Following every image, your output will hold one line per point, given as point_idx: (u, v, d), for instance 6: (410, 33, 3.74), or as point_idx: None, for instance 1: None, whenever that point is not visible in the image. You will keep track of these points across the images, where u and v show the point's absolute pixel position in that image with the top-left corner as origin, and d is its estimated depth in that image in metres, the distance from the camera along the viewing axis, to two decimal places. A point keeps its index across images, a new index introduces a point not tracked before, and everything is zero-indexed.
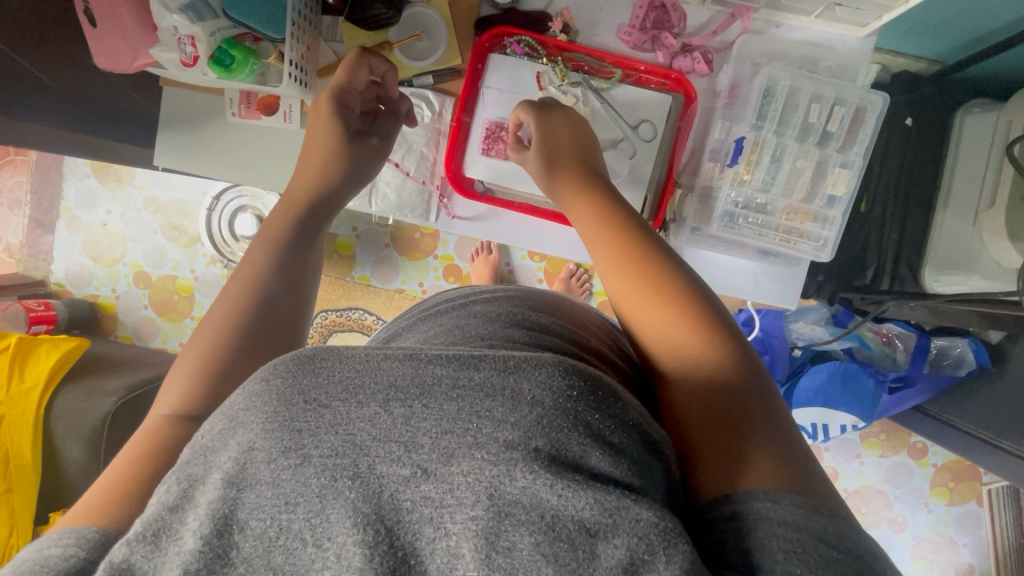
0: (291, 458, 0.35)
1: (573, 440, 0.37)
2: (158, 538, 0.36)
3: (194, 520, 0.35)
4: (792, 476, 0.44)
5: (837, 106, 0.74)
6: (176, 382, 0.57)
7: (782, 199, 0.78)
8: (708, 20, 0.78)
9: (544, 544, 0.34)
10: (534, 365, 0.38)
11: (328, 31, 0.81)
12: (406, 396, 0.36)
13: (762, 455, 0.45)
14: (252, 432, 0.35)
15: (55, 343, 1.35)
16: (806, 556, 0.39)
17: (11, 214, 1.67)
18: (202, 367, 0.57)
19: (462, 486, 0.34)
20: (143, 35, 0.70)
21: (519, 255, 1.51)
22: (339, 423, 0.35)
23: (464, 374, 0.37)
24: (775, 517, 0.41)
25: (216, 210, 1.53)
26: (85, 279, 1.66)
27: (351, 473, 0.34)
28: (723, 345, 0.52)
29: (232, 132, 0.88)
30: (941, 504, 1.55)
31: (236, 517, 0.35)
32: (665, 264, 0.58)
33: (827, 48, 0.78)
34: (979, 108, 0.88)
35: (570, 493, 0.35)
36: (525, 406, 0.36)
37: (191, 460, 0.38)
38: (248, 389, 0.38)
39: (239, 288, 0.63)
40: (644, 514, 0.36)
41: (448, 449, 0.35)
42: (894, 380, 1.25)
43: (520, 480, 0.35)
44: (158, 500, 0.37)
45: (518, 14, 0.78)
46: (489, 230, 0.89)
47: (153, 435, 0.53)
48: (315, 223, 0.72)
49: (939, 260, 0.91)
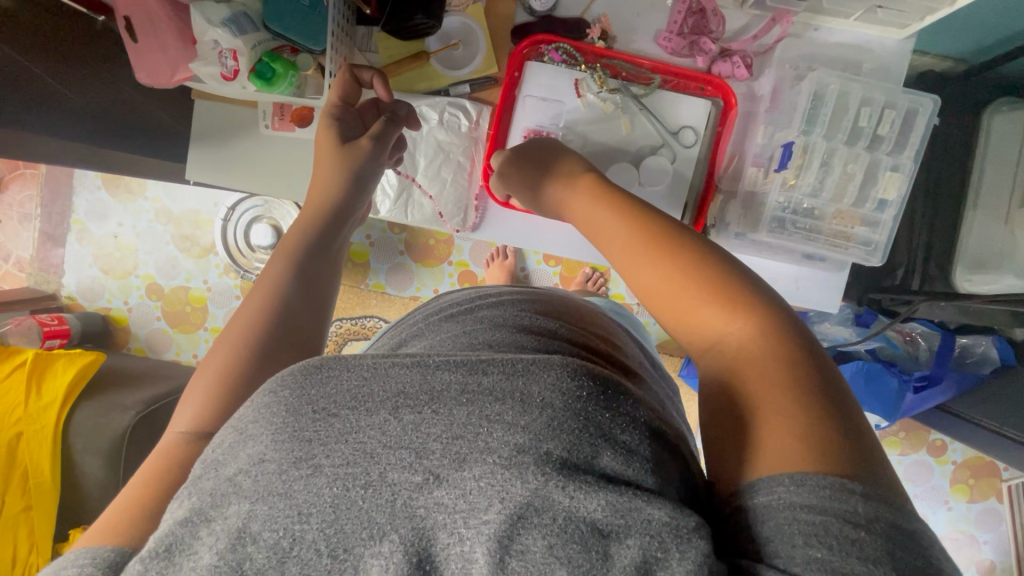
0: (303, 469, 0.33)
1: (584, 442, 0.34)
2: (171, 554, 0.34)
3: (209, 536, 0.34)
4: (818, 449, 0.39)
5: (887, 109, 0.74)
6: (193, 400, 0.55)
7: (832, 203, 0.78)
8: (747, 24, 0.78)
9: (557, 547, 0.32)
10: (541, 366, 0.36)
11: (362, 41, 0.80)
12: (416, 403, 0.35)
13: (783, 428, 0.40)
14: (261, 445, 0.35)
15: (71, 358, 1.33)
16: (828, 539, 0.35)
17: (21, 228, 1.66)
18: (217, 383, 0.55)
19: (474, 491, 0.33)
20: (185, 51, 0.71)
21: (534, 260, 1.50)
22: (349, 431, 0.34)
23: (473, 379, 0.36)
24: (798, 502, 0.37)
25: (231, 220, 1.53)
26: (97, 292, 1.64)
27: (362, 482, 0.33)
28: (760, 318, 0.47)
29: (265, 143, 0.88)
30: (962, 502, 1.54)
31: (249, 529, 0.33)
32: (683, 240, 0.54)
33: (866, 50, 0.78)
34: (1007, 106, 0.88)
35: (582, 494, 0.33)
36: (535, 409, 0.35)
37: (201, 476, 0.37)
38: (257, 402, 0.37)
39: (258, 300, 0.61)
40: (658, 513, 0.33)
41: (459, 455, 0.34)
42: (919, 380, 1.22)
43: (531, 483, 0.33)
44: (171, 516, 0.36)
45: (555, 21, 0.78)
46: (526, 238, 0.89)
47: (168, 453, 0.52)
48: (331, 238, 0.69)
49: (969, 259, 0.91)
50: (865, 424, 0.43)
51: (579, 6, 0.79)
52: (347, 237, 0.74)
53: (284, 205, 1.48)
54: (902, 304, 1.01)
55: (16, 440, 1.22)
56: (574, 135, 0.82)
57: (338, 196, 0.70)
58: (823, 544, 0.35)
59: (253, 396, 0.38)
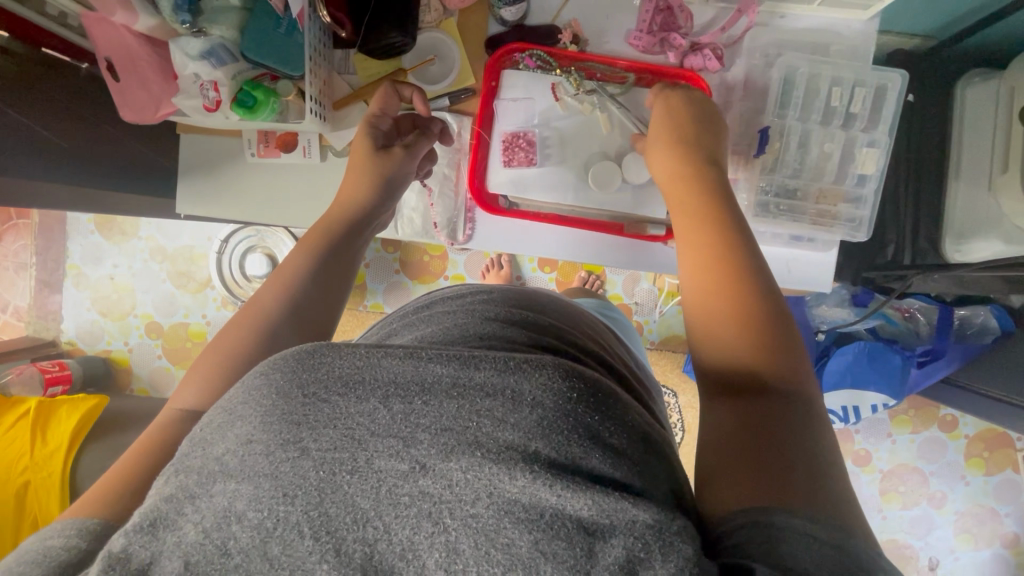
0: (291, 451, 0.33)
1: (574, 442, 0.35)
2: (155, 528, 0.34)
3: (195, 513, 0.34)
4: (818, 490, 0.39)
5: (857, 88, 0.76)
6: (195, 381, 0.56)
7: (814, 182, 0.80)
8: (714, 17, 0.80)
9: (543, 543, 0.32)
10: (534, 365, 0.36)
11: (340, 64, 0.82)
12: (406, 393, 0.35)
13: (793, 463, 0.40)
14: (249, 426, 0.35)
15: (74, 403, 1.33)
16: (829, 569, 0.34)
17: (17, 278, 1.66)
18: (214, 369, 0.56)
19: (461, 483, 0.33)
20: (164, 85, 0.74)
21: (529, 267, 1.50)
22: (338, 417, 0.34)
23: (465, 373, 0.35)
24: (800, 532, 0.36)
25: (226, 252, 1.54)
26: (96, 335, 1.64)
27: (349, 468, 0.33)
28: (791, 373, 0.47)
29: (252, 170, 0.89)
30: (978, 475, 1.53)
31: (235, 509, 0.33)
32: (750, 268, 0.52)
33: (834, 33, 0.79)
34: (979, 77, 0.89)
35: (570, 493, 0.33)
36: (526, 407, 0.34)
37: (188, 452, 0.37)
38: (247, 384, 0.38)
39: (249, 317, 0.60)
40: (642, 515, 0.34)
41: (447, 445, 0.34)
42: (923, 354, 1.23)
43: (519, 480, 0.33)
44: (155, 492, 0.36)
45: (527, 30, 0.80)
46: (515, 242, 0.89)
47: (163, 432, 0.52)
48: (348, 247, 0.70)
49: (956, 229, 0.92)
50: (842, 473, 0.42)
51: (548, 15, 0.81)
52: (362, 250, 0.74)
53: (277, 234, 1.49)
54: (896, 279, 1.03)
55: (24, 490, 1.21)
56: (552, 131, 0.82)
57: (359, 205, 0.72)
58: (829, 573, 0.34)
59: (244, 375, 0.38)
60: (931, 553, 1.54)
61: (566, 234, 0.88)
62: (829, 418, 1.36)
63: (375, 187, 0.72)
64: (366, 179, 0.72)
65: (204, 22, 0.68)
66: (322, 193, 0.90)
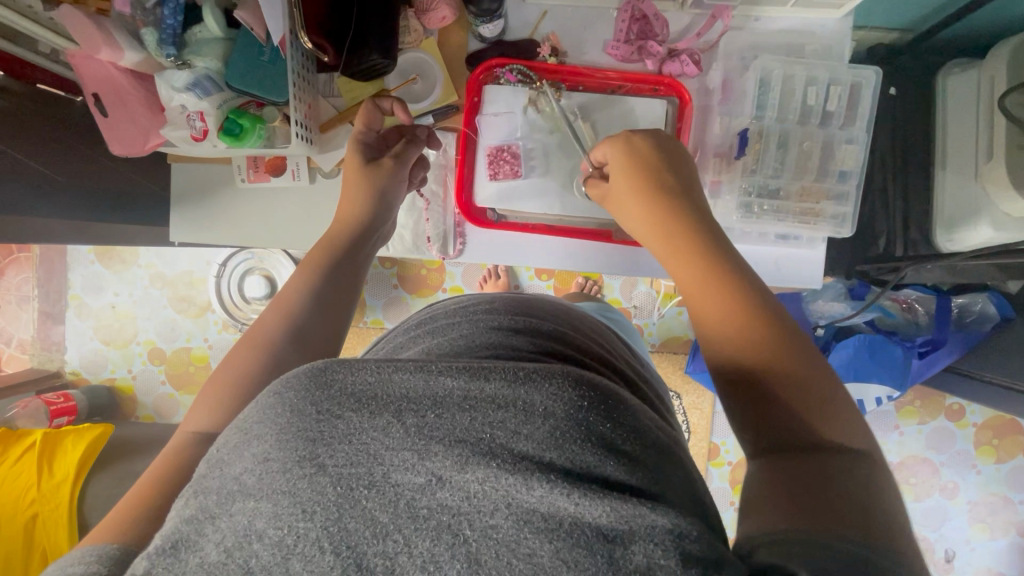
0: (307, 468, 0.33)
1: (587, 450, 0.35)
2: (177, 550, 0.34)
3: (216, 533, 0.34)
4: (842, 508, 0.39)
5: (832, 86, 0.77)
6: (207, 406, 0.56)
7: (795, 180, 0.80)
8: (690, 23, 0.81)
9: (563, 551, 0.32)
10: (544, 374, 0.36)
11: (325, 87, 0.83)
12: (419, 407, 0.35)
13: (805, 480, 0.41)
14: (265, 444, 0.35)
15: (80, 433, 1.35)
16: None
17: (21, 311, 1.68)
18: (223, 394, 0.56)
19: (478, 494, 0.33)
20: (151, 117, 0.76)
21: (527, 276, 1.51)
22: (353, 433, 0.34)
23: (475, 385, 0.36)
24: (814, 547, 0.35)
25: (224, 275, 1.54)
26: (100, 364, 1.65)
27: (367, 483, 0.33)
28: (789, 339, 0.49)
29: (243, 195, 0.91)
30: (990, 463, 1.52)
31: (255, 527, 0.33)
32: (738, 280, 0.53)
33: (809, 33, 0.80)
34: (959, 68, 0.90)
35: (586, 500, 0.33)
36: (537, 418, 0.35)
37: (206, 473, 0.37)
38: (261, 403, 0.38)
39: (252, 344, 0.61)
40: (660, 519, 0.34)
41: (463, 457, 0.34)
42: (924, 345, 1.21)
43: (536, 489, 0.33)
44: (176, 514, 0.36)
45: (506, 45, 0.82)
46: (508, 253, 0.90)
47: (176, 457, 0.52)
48: (350, 262, 0.70)
49: (946, 218, 0.92)
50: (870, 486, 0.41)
51: (527, 30, 0.83)
52: (367, 259, 0.74)
53: (274, 255, 1.50)
54: (889, 272, 1.04)
55: (32, 522, 1.21)
56: (536, 142, 0.83)
57: (357, 219, 0.73)
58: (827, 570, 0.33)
59: (257, 396, 0.38)
60: (947, 545, 1.53)
61: (557, 244, 0.89)
62: None
63: (372, 200, 0.73)
64: (361, 195, 0.72)
65: (188, 55, 0.71)
66: (315, 215, 0.91)
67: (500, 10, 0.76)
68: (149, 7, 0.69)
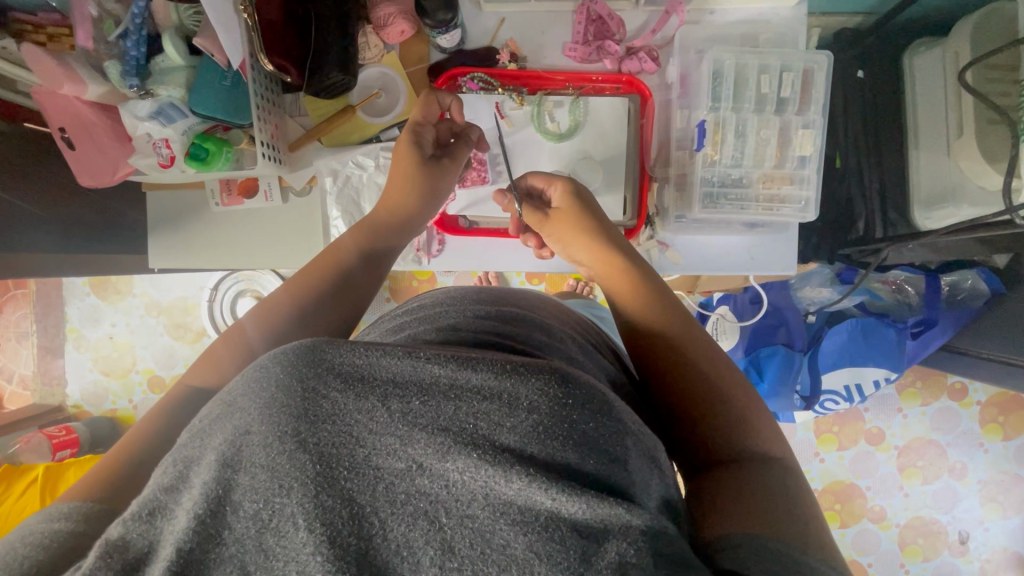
0: (288, 444, 0.33)
1: (568, 448, 0.35)
2: (153, 517, 0.33)
3: (189, 500, 0.33)
4: (792, 524, 0.41)
5: (785, 73, 0.77)
6: (212, 362, 0.56)
7: (755, 169, 0.80)
8: (645, 21, 0.83)
9: (538, 543, 0.32)
10: (531, 370, 0.36)
11: (291, 107, 0.85)
12: (405, 393, 0.35)
13: (744, 488, 0.43)
14: (248, 417, 0.34)
15: (81, 464, 1.38)
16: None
17: (21, 347, 1.70)
18: (218, 362, 0.56)
19: (457, 482, 0.33)
20: (118, 146, 0.78)
21: (517, 281, 1.51)
22: (337, 414, 0.34)
23: (462, 374, 0.36)
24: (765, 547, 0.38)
25: (217, 299, 1.56)
26: (101, 395, 1.66)
27: (347, 464, 0.33)
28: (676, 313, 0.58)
29: (220, 218, 0.92)
30: (997, 441, 1.50)
31: (230, 498, 0.32)
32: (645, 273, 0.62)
33: (765, 23, 0.81)
34: (924, 46, 0.90)
35: (564, 497, 0.33)
36: (522, 412, 0.35)
37: (187, 442, 0.36)
38: (247, 375, 0.37)
39: (258, 311, 0.60)
40: (636, 521, 0.34)
41: (444, 445, 0.34)
42: (915, 325, 1.21)
43: (514, 481, 0.33)
44: (153, 482, 0.35)
45: (466, 54, 0.84)
46: (481, 261, 0.91)
47: (167, 410, 0.52)
48: (382, 257, 0.70)
49: (924, 197, 0.92)
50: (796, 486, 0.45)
51: (486, 37, 0.85)
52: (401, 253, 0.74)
53: (265, 276, 1.51)
54: (870, 254, 1.02)
55: None
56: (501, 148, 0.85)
57: (405, 213, 0.72)
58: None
59: (244, 369, 0.38)
60: (960, 527, 1.50)
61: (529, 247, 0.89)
62: (832, 399, 1.32)
63: (423, 198, 0.73)
64: (411, 191, 0.72)
65: (152, 84, 0.72)
66: (292, 231, 0.92)
67: (455, 21, 0.77)
68: (112, 40, 0.71)
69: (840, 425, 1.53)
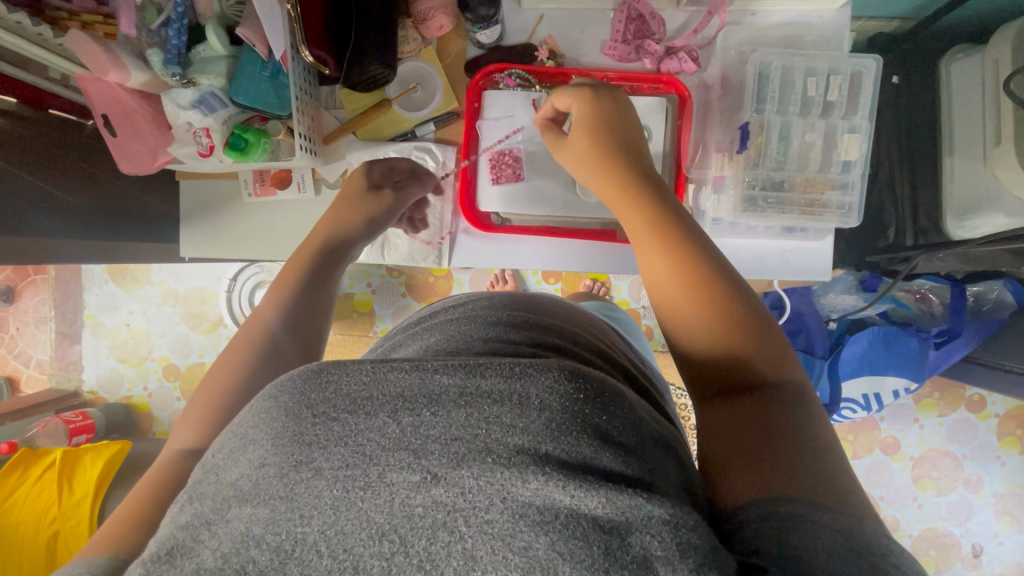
0: (304, 471, 0.33)
1: (584, 442, 0.34)
2: (172, 557, 0.33)
3: (213, 539, 0.33)
4: (823, 483, 0.39)
5: (832, 76, 0.76)
6: (194, 408, 0.55)
7: (798, 173, 0.80)
8: (687, 20, 0.82)
9: (559, 542, 0.31)
10: (539, 368, 0.35)
11: (327, 99, 0.85)
12: (414, 406, 0.34)
13: (798, 448, 0.42)
14: (262, 450, 0.34)
15: (98, 450, 1.41)
16: (845, 554, 0.34)
17: (39, 331, 1.71)
18: (205, 401, 0.55)
19: (473, 489, 0.32)
20: (158, 134, 0.79)
21: (534, 280, 1.50)
22: (348, 435, 0.33)
23: (471, 381, 0.35)
24: (802, 514, 0.37)
25: (235, 290, 1.56)
26: (117, 382, 1.67)
27: (362, 483, 0.32)
28: (736, 312, 0.50)
29: (250, 211, 0.93)
30: (1015, 455, 1.48)
31: (253, 533, 0.32)
32: (697, 253, 0.53)
33: (807, 25, 0.81)
34: (962, 53, 0.89)
35: (582, 491, 0.32)
36: (533, 411, 0.34)
37: (202, 479, 0.36)
38: (257, 407, 0.37)
39: (238, 341, 0.59)
40: (657, 511, 0.33)
41: (458, 454, 0.33)
42: (938, 334, 1.19)
43: (531, 482, 0.32)
44: (172, 521, 0.35)
45: (504, 50, 0.83)
46: (511, 257, 0.90)
47: (169, 463, 0.51)
48: (328, 270, 0.69)
49: (959, 206, 0.90)
50: (834, 447, 0.43)
51: (524, 35, 0.85)
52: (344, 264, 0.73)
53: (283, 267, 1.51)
54: (900, 261, 1.04)
55: (54, 538, 1.30)
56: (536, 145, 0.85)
57: (342, 229, 0.73)
58: (841, 558, 0.34)
59: (252, 400, 0.38)
60: (973, 539, 1.49)
61: (556, 246, 0.89)
62: (850, 407, 1.31)
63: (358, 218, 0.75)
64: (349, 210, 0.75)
65: (194, 73, 0.73)
66: None
67: (496, 17, 0.77)
68: (153, 28, 0.70)
69: (855, 434, 1.51)
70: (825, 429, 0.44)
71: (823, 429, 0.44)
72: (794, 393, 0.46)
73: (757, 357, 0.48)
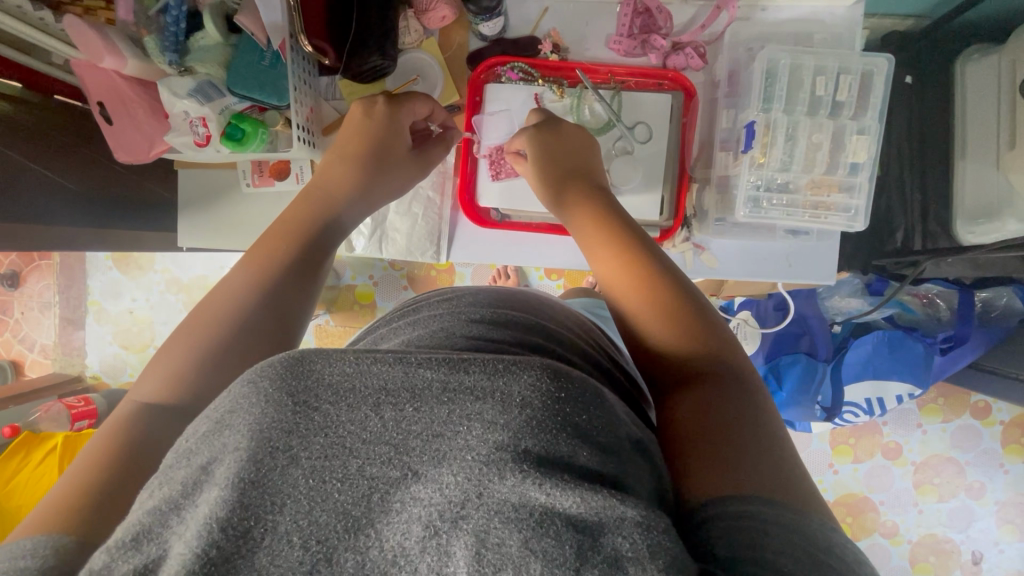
0: (279, 459, 0.32)
1: (563, 441, 0.33)
2: (139, 543, 0.31)
3: (181, 525, 0.31)
4: (779, 485, 0.39)
5: (842, 75, 0.74)
6: (158, 372, 0.50)
7: (804, 174, 0.78)
8: (694, 16, 0.81)
9: (533, 541, 0.30)
10: (522, 366, 0.35)
11: (326, 90, 0.84)
12: (397, 400, 0.34)
13: (756, 450, 0.41)
14: (237, 435, 0.33)
15: None
16: (794, 553, 0.33)
17: (43, 316, 1.72)
18: (170, 369, 0.50)
19: (451, 485, 0.31)
20: (155, 123, 0.78)
21: (536, 276, 1.49)
22: (328, 426, 0.33)
23: (454, 377, 0.34)
24: (750, 512, 0.36)
25: None
26: (119, 368, 1.68)
27: (339, 475, 0.32)
28: (692, 313, 0.51)
29: (247, 200, 0.92)
30: (1019, 463, 1.46)
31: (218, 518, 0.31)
32: (656, 262, 0.56)
33: (819, 22, 0.80)
34: (978, 54, 0.86)
35: (559, 491, 0.31)
36: (515, 408, 0.33)
37: (172, 465, 0.35)
38: (234, 393, 0.35)
39: (212, 309, 0.54)
40: (630, 512, 0.32)
41: (438, 451, 0.32)
42: (945, 340, 1.18)
43: (509, 479, 0.31)
44: (138, 509, 0.34)
45: (506, 43, 0.83)
46: (511, 253, 0.90)
47: (123, 423, 0.47)
48: (312, 264, 0.61)
49: (969, 210, 0.88)
50: (790, 453, 0.42)
51: (528, 27, 0.84)
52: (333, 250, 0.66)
53: None
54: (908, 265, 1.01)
55: None
56: None
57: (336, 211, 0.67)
58: (788, 557, 0.33)
59: (231, 384, 0.36)
60: (973, 546, 1.48)
61: (556, 243, 0.88)
62: (853, 412, 1.29)
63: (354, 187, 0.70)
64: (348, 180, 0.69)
65: (190, 61, 0.72)
66: None
67: (499, 8, 0.76)
68: (151, 15, 0.71)
69: (857, 437, 1.50)
70: (780, 434, 0.44)
71: (777, 432, 0.44)
72: (755, 394, 0.46)
73: (713, 353, 0.48)
